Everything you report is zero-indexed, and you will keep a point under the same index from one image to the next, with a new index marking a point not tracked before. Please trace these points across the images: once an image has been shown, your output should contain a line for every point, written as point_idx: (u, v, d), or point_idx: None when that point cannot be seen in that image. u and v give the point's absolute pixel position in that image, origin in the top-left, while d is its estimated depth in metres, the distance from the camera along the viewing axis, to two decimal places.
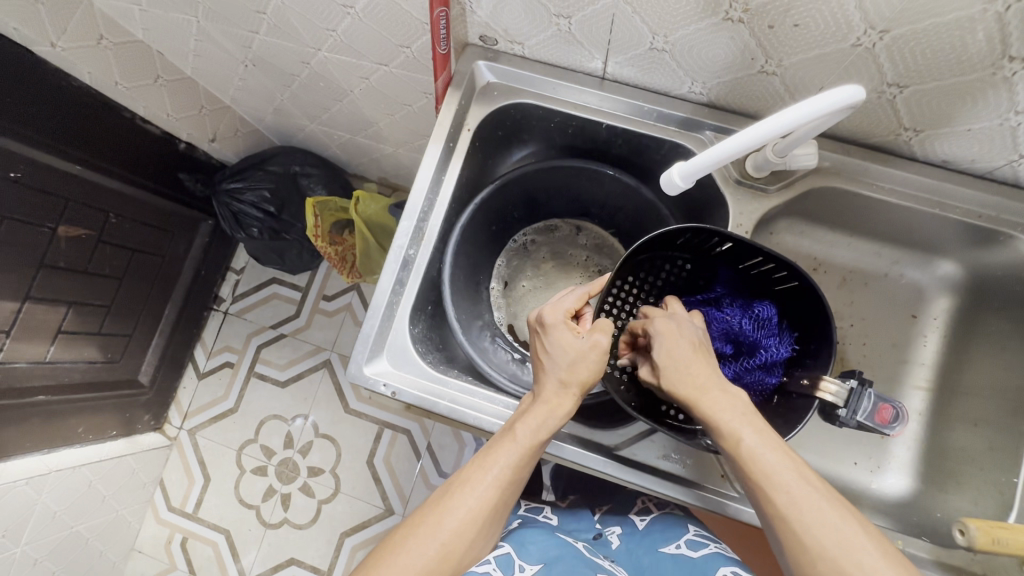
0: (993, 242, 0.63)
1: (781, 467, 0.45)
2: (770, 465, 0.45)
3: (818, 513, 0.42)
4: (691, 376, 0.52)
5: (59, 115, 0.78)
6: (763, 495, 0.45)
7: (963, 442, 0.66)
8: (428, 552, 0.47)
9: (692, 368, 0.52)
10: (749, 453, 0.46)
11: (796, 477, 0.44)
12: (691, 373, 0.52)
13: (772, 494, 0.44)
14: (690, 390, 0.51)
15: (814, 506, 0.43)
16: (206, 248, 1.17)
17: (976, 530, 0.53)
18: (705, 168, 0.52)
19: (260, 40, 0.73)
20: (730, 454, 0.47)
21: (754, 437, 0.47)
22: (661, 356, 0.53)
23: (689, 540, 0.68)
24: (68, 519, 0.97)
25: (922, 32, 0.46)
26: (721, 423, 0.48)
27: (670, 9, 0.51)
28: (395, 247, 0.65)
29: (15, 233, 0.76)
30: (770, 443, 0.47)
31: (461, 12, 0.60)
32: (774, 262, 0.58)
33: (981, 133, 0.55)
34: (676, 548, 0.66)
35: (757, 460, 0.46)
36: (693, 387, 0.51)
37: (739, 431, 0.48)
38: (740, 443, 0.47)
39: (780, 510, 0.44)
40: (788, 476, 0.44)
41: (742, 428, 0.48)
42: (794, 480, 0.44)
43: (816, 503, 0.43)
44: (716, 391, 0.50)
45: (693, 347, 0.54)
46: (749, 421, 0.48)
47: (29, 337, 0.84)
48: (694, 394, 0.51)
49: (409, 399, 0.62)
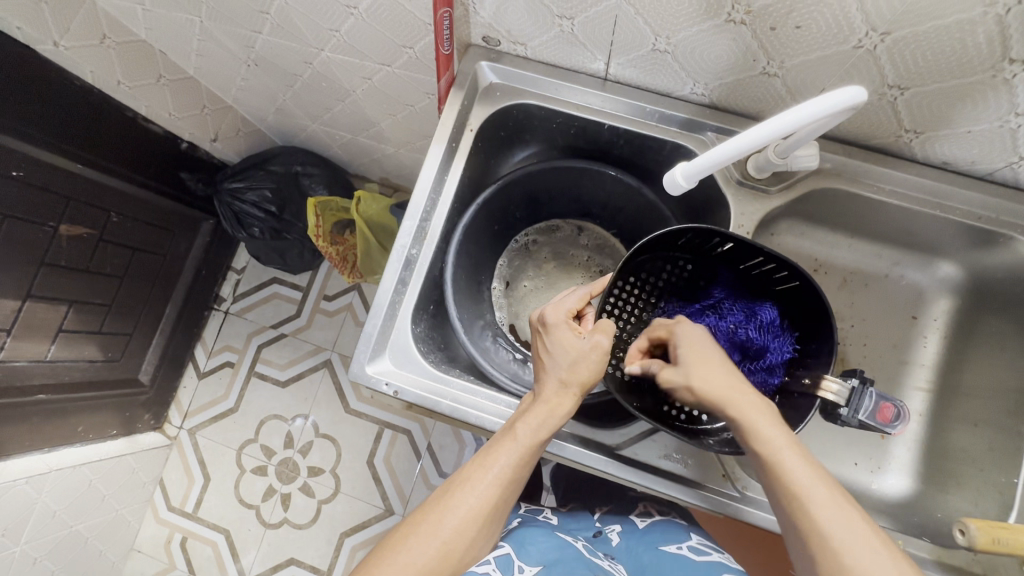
0: (993, 243, 0.64)
1: (816, 483, 0.45)
2: (806, 480, 0.45)
3: (853, 530, 0.42)
4: (724, 380, 0.51)
5: (62, 113, 0.78)
6: (798, 510, 0.44)
7: (964, 443, 0.66)
8: (429, 550, 0.47)
9: (725, 373, 0.51)
10: (786, 466, 0.46)
11: (830, 494, 0.44)
12: (724, 377, 0.51)
13: (810, 511, 0.44)
14: (725, 393, 0.50)
15: (850, 525, 0.42)
16: (207, 247, 1.17)
17: (976, 530, 0.53)
18: (707, 169, 0.52)
19: (263, 40, 0.73)
20: (760, 457, 0.47)
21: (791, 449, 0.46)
22: (691, 360, 0.53)
23: (691, 544, 0.67)
24: (68, 518, 0.97)
25: (923, 34, 0.47)
26: (760, 430, 0.47)
27: (673, 11, 0.51)
28: (398, 246, 0.65)
29: (17, 232, 0.76)
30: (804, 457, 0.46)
31: (465, 12, 0.60)
32: (775, 263, 0.58)
33: (981, 135, 0.56)
34: (677, 549, 0.66)
35: (793, 472, 0.45)
36: (726, 391, 0.50)
37: (776, 441, 0.47)
38: (774, 448, 0.46)
39: (817, 527, 0.43)
40: (821, 492, 0.44)
41: (779, 438, 0.47)
42: (829, 497, 0.44)
43: (852, 523, 0.43)
44: (751, 399, 0.50)
45: (719, 354, 0.54)
46: (783, 431, 0.48)
47: (30, 335, 0.84)
48: (732, 400, 0.49)
49: (411, 398, 0.62)
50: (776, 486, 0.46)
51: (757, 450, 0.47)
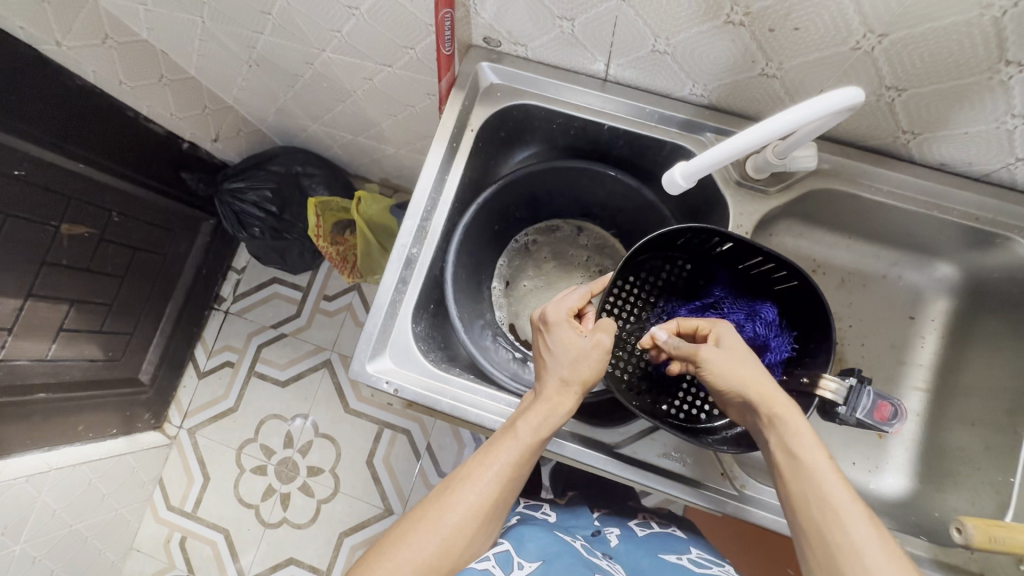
0: (990, 244, 0.64)
1: (850, 496, 0.44)
2: (841, 492, 0.44)
3: (884, 546, 0.42)
4: (768, 384, 0.51)
5: (64, 113, 0.78)
6: (831, 521, 0.43)
7: (961, 442, 0.66)
8: (429, 547, 0.47)
9: (769, 378, 0.52)
10: (823, 476, 0.45)
11: (863, 509, 0.44)
12: (768, 382, 0.51)
13: (845, 523, 0.43)
14: (769, 396, 0.50)
15: (883, 541, 0.42)
16: (207, 247, 1.18)
17: (973, 528, 0.53)
18: (704, 169, 0.53)
19: (265, 40, 0.73)
20: (797, 460, 0.47)
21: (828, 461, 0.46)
22: (735, 360, 0.53)
23: (692, 556, 0.67)
24: (67, 517, 0.97)
25: (920, 36, 0.47)
26: (801, 437, 0.48)
27: (672, 12, 0.51)
28: (399, 245, 0.65)
29: (19, 231, 0.77)
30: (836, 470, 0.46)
31: (466, 13, 0.60)
32: (774, 262, 0.59)
33: (978, 136, 0.56)
34: (678, 559, 0.66)
35: (830, 483, 0.45)
36: (766, 395, 0.51)
37: (815, 450, 0.47)
38: (812, 454, 0.47)
39: (851, 540, 0.42)
40: (855, 505, 0.44)
41: (816, 449, 0.47)
42: (862, 512, 0.44)
43: (885, 540, 0.42)
44: (792, 407, 0.50)
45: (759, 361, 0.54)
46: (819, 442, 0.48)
47: (31, 334, 0.84)
48: (776, 405, 0.50)
49: (411, 396, 0.62)
50: (811, 495, 0.45)
51: (795, 450, 0.47)
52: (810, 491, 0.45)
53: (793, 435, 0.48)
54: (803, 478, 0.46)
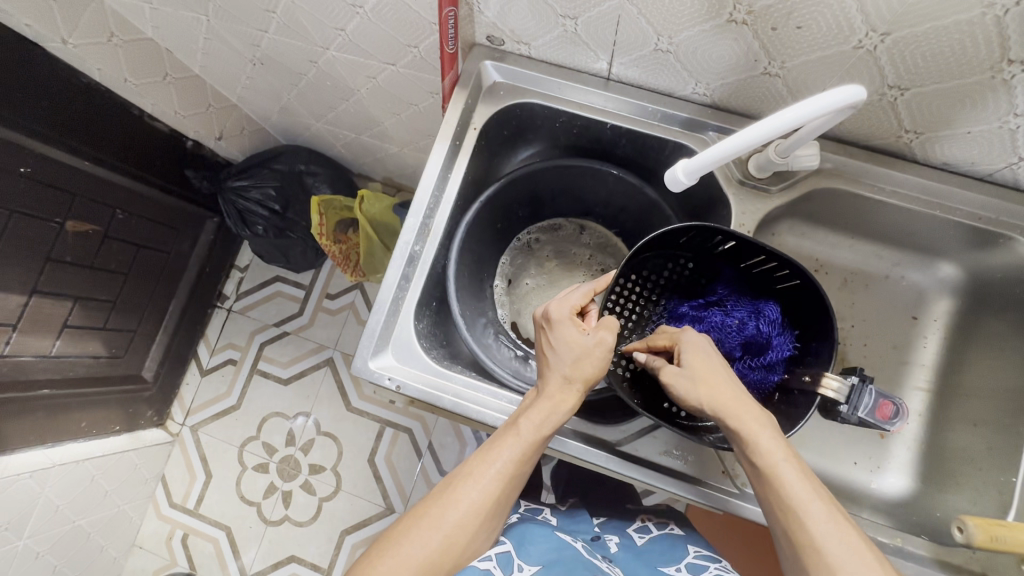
0: (992, 244, 0.64)
1: (813, 498, 0.45)
2: (806, 497, 0.45)
3: (849, 546, 0.42)
4: (725, 391, 0.50)
5: (70, 111, 0.79)
6: (796, 525, 0.44)
7: (964, 442, 0.66)
8: (431, 544, 0.47)
9: (728, 385, 0.51)
10: (783, 480, 0.46)
11: (827, 510, 0.44)
12: (727, 388, 0.51)
13: (808, 526, 0.44)
14: (728, 402, 0.50)
15: (846, 541, 0.43)
16: (210, 245, 1.18)
17: (974, 528, 0.53)
18: (706, 165, 0.53)
19: (270, 39, 0.74)
20: (764, 471, 0.47)
21: (791, 465, 0.46)
22: (699, 372, 0.52)
23: (690, 564, 0.66)
24: (71, 513, 0.98)
25: (921, 35, 0.47)
26: (759, 443, 0.47)
27: (675, 11, 0.51)
28: (402, 242, 0.66)
29: (24, 227, 0.77)
30: (802, 472, 0.46)
31: (469, 12, 0.61)
32: (776, 261, 0.59)
33: (980, 135, 0.56)
34: (677, 570, 0.64)
35: (790, 487, 0.45)
36: (732, 399, 0.50)
37: (776, 455, 0.47)
38: (776, 463, 0.46)
39: (813, 542, 0.43)
40: (818, 507, 0.44)
41: (786, 455, 0.47)
42: (825, 513, 0.44)
43: (850, 540, 0.43)
44: (752, 413, 0.49)
45: (723, 365, 0.53)
46: (782, 445, 0.48)
47: (36, 330, 0.85)
48: (735, 412, 0.49)
49: (413, 393, 0.62)
50: (774, 498, 0.46)
51: (760, 460, 0.47)
52: (773, 495, 0.46)
53: (753, 442, 0.48)
54: (767, 483, 0.47)
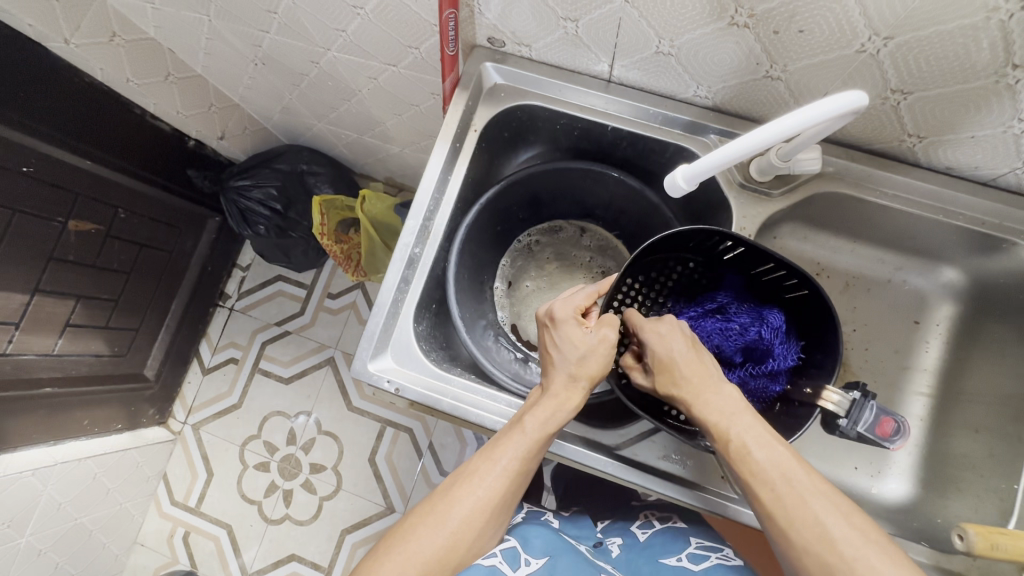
0: (995, 249, 0.64)
1: (771, 467, 0.46)
2: (764, 465, 0.46)
3: (802, 505, 0.44)
4: (687, 375, 0.52)
5: (72, 109, 0.79)
6: (750, 488, 0.46)
7: (965, 448, 0.66)
8: (438, 541, 0.47)
9: (690, 366, 0.52)
10: (741, 453, 0.47)
11: (784, 476, 0.45)
12: (687, 373, 0.52)
13: (759, 492, 0.46)
14: (687, 385, 0.51)
15: (803, 504, 0.44)
16: (213, 244, 1.18)
17: (974, 535, 0.53)
18: (707, 171, 0.53)
19: (272, 40, 0.73)
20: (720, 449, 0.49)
21: (741, 433, 0.48)
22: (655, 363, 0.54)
23: (690, 553, 0.66)
24: (73, 510, 0.98)
25: (925, 39, 0.47)
26: (712, 420, 0.49)
27: (677, 14, 0.51)
28: (401, 245, 0.66)
29: (27, 226, 0.77)
30: (758, 438, 0.47)
31: (469, 14, 0.60)
32: (785, 270, 0.58)
33: (984, 140, 0.56)
34: (676, 560, 0.65)
35: (748, 458, 0.47)
36: (690, 383, 0.51)
37: (732, 429, 0.48)
38: (730, 441, 0.48)
39: (768, 508, 0.45)
40: (775, 475, 0.45)
41: (739, 428, 0.48)
42: (782, 478, 0.45)
43: (806, 501, 0.44)
44: (710, 392, 0.51)
45: (689, 346, 0.53)
46: (737, 419, 0.49)
47: (40, 329, 0.85)
48: (691, 393, 0.51)
49: (412, 396, 0.62)
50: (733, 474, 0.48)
51: (716, 438, 0.49)
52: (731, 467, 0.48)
53: (703, 419, 0.50)
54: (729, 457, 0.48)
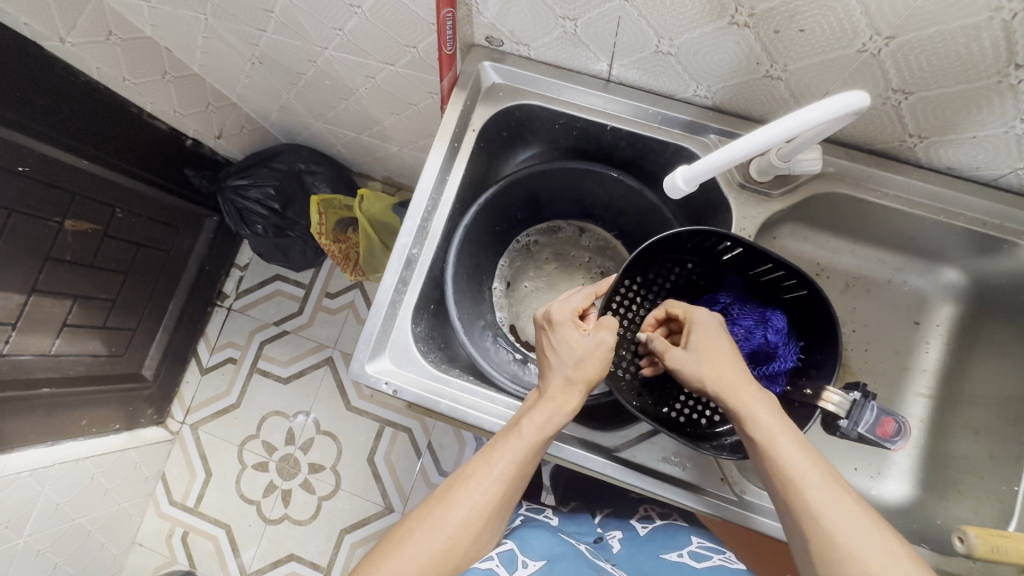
0: (996, 250, 0.63)
1: (811, 470, 0.45)
2: (805, 468, 0.45)
3: (845, 509, 0.43)
4: (729, 373, 0.52)
5: (67, 108, 0.78)
6: (789, 488, 0.45)
7: (965, 451, 0.66)
8: (435, 545, 0.47)
9: (730, 365, 0.53)
10: (781, 453, 0.46)
11: (822, 479, 0.45)
12: (730, 372, 0.52)
13: (801, 492, 0.44)
14: (731, 383, 0.51)
15: (845, 508, 0.43)
16: (210, 244, 1.18)
17: (975, 538, 0.52)
18: (710, 170, 0.52)
19: (268, 38, 0.73)
20: (759, 450, 0.48)
21: (783, 434, 0.47)
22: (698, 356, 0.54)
23: (692, 551, 0.66)
24: (71, 511, 0.98)
25: (927, 39, 0.46)
26: (753, 418, 0.49)
27: (676, 12, 0.50)
28: (400, 245, 0.65)
29: (23, 226, 0.77)
30: (798, 441, 0.47)
31: (467, 13, 0.60)
32: (785, 270, 0.58)
33: (986, 140, 0.55)
34: (678, 556, 0.65)
35: (788, 458, 0.46)
36: (731, 380, 0.51)
37: (772, 429, 0.48)
38: (773, 444, 0.47)
39: (809, 507, 0.43)
40: (814, 477, 0.45)
41: (778, 429, 0.48)
42: (822, 482, 0.44)
43: (842, 505, 0.43)
44: (753, 391, 0.51)
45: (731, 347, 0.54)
46: (777, 420, 0.49)
47: (37, 329, 0.85)
48: (733, 390, 0.51)
49: (410, 397, 0.62)
50: (769, 477, 0.47)
51: (756, 437, 0.48)
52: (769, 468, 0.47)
53: (743, 416, 0.49)
54: (766, 458, 0.47)
